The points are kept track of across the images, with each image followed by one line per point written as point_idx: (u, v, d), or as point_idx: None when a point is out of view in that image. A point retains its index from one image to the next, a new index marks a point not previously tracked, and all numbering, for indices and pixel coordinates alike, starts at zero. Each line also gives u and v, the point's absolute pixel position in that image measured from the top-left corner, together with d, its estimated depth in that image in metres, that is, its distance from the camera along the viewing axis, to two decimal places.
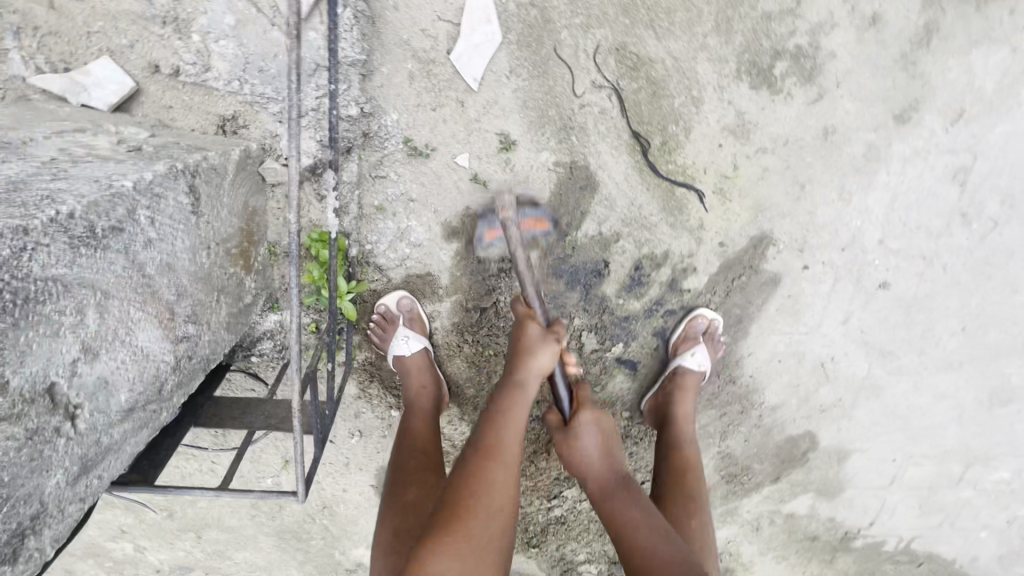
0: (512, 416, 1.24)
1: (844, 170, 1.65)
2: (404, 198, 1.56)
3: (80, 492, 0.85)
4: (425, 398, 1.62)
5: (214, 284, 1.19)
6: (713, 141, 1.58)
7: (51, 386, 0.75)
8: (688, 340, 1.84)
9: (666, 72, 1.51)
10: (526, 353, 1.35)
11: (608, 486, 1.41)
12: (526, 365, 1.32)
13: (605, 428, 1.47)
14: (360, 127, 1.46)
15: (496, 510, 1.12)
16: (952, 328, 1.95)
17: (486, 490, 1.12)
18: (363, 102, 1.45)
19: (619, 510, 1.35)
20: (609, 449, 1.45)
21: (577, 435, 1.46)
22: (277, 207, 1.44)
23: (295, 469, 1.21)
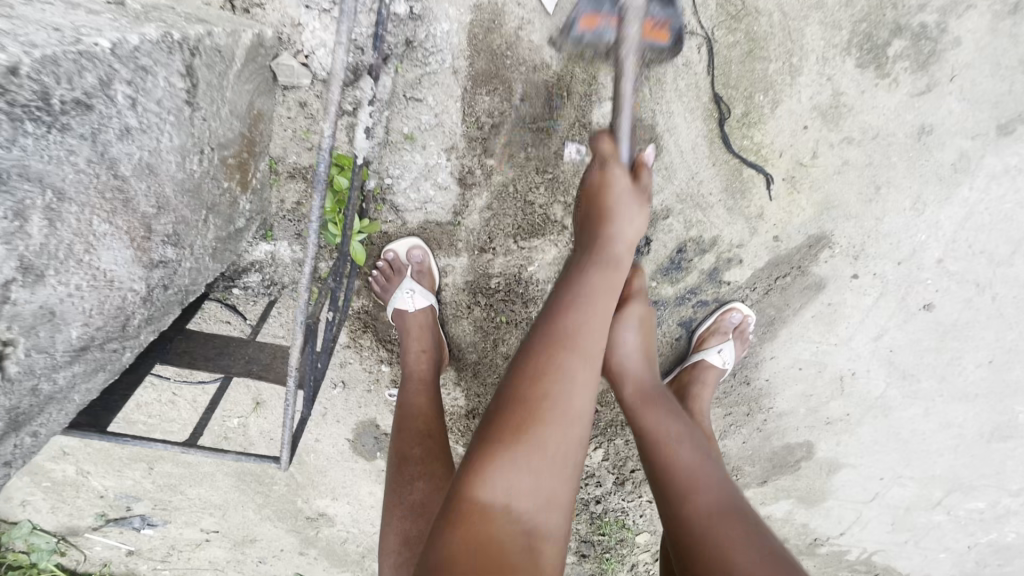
0: (578, 377, 0.93)
1: (927, 178, 1.49)
2: (437, 129, 1.32)
3: (4, 453, 0.74)
4: (424, 364, 1.46)
5: (204, 199, 0.96)
6: (799, 122, 1.38)
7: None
8: (718, 334, 1.67)
9: (769, 28, 1.28)
10: (611, 215, 1.08)
11: (644, 395, 1.31)
12: (608, 233, 1.08)
13: (647, 317, 1.37)
14: (403, 31, 1.22)
15: (546, 497, 0.85)
16: (979, 360, 1.87)
17: (524, 468, 0.84)
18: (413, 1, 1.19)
19: (669, 452, 1.17)
20: (647, 338, 1.36)
21: (619, 326, 1.34)
22: (287, 115, 1.19)
23: (282, 433, 1.03)
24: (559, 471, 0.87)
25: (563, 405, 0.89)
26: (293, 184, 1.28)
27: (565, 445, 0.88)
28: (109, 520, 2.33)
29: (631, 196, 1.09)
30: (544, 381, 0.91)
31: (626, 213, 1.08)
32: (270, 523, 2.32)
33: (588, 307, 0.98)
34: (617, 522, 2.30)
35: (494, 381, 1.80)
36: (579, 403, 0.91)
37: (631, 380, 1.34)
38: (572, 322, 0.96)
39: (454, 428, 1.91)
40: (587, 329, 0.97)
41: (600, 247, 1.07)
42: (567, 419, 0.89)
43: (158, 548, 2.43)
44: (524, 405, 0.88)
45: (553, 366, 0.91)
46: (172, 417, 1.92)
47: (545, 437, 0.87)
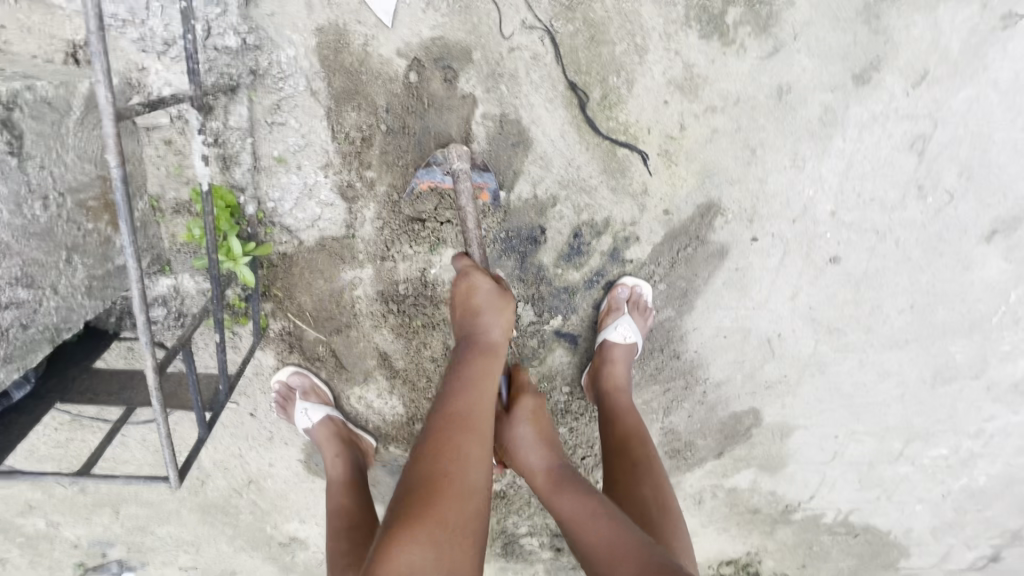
0: (468, 443, 1.08)
1: (798, 135, 1.53)
2: (308, 150, 1.38)
3: None
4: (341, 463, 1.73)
5: (59, 241, 1.02)
6: (658, 97, 1.43)
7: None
8: (613, 312, 1.70)
9: (606, 14, 1.34)
10: (476, 313, 1.24)
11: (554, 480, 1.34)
12: (481, 330, 1.24)
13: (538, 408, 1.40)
14: (245, 62, 1.27)
15: (451, 561, 0.94)
16: (900, 306, 1.89)
17: (427, 542, 0.93)
18: (243, 30, 1.25)
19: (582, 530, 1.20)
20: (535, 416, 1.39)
21: (512, 425, 1.37)
22: (157, 155, 1.28)
23: (163, 453, 1.07)
24: (458, 537, 0.97)
25: (456, 474, 1.03)
26: (177, 218, 1.34)
27: (460, 508, 1.00)
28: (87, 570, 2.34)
29: (492, 293, 1.23)
30: (445, 469, 1.04)
31: (491, 310, 1.24)
32: (246, 552, 2.33)
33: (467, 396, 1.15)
34: None
35: (426, 385, 1.84)
36: (471, 475, 1.05)
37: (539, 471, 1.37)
38: (461, 403, 1.14)
39: (398, 436, 1.95)
40: (471, 409, 1.14)
41: (478, 343, 1.24)
42: (465, 493, 1.02)
43: None
44: (424, 494, 1.00)
45: (447, 456, 1.06)
46: (125, 458, 1.98)
47: (442, 515, 0.98)
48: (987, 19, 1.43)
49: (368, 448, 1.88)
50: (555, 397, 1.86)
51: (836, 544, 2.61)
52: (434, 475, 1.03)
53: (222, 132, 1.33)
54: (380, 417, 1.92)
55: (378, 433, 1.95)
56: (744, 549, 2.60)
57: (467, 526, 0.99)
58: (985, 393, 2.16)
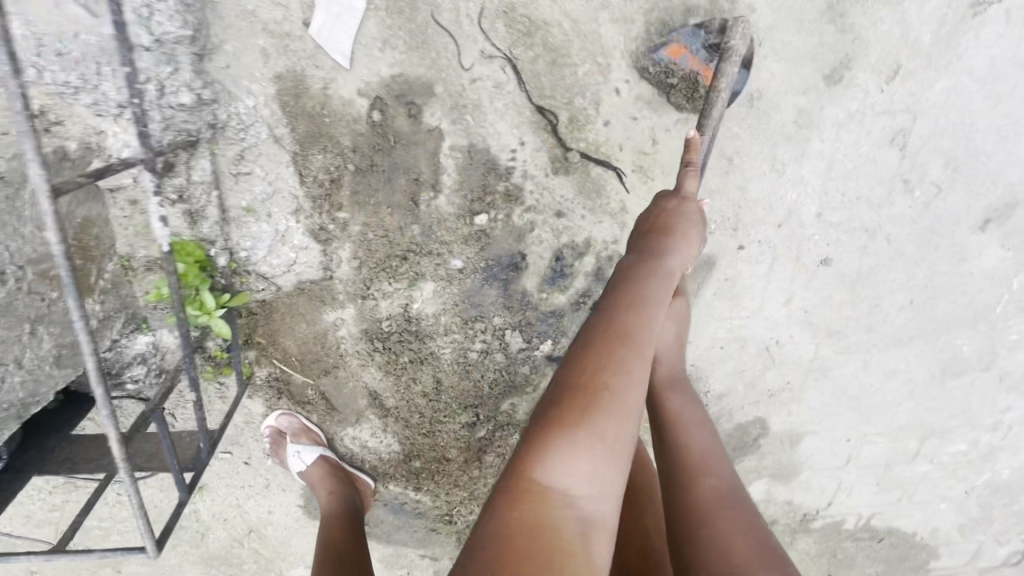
0: (633, 352, 0.90)
1: (774, 140, 1.50)
2: (276, 196, 1.37)
3: None
4: (336, 502, 1.70)
5: (20, 314, 1.03)
6: (627, 114, 1.41)
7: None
8: None
9: (565, 36, 1.32)
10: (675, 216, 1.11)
11: (668, 380, 1.24)
12: (670, 245, 1.07)
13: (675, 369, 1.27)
14: (203, 117, 1.24)
15: (599, 482, 0.81)
16: (899, 303, 1.84)
17: (579, 454, 0.80)
18: (198, 87, 1.22)
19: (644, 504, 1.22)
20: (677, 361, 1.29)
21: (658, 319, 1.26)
22: (123, 216, 1.25)
23: (136, 524, 1.03)
24: (614, 453, 0.83)
25: (624, 384, 0.87)
26: (149, 275, 1.33)
27: (623, 428, 0.84)
28: None
29: (694, 214, 1.13)
30: (605, 381, 0.86)
31: (689, 233, 1.11)
32: None
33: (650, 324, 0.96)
34: None
35: (419, 420, 1.81)
36: (636, 397, 0.87)
37: (660, 362, 1.27)
38: (623, 319, 0.94)
39: (395, 475, 1.91)
40: (641, 327, 0.94)
41: (652, 249, 1.07)
42: (627, 398, 0.86)
43: None
44: (589, 393, 0.85)
45: (629, 380, 0.88)
46: (122, 517, 1.94)
47: (608, 441, 0.82)
48: (955, 8, 1.40)
49: (366, 490, 1.84)
50: None
51: (861, 550, 2.51)
52: (592, 373, 0.87)
53: (188, 189, 1.30)
54: (376, 456, 1.89)
55: (376, 472, 1.91)
56: None
57: (624, 449, 0.84)
58: (998, 384, 2.09)
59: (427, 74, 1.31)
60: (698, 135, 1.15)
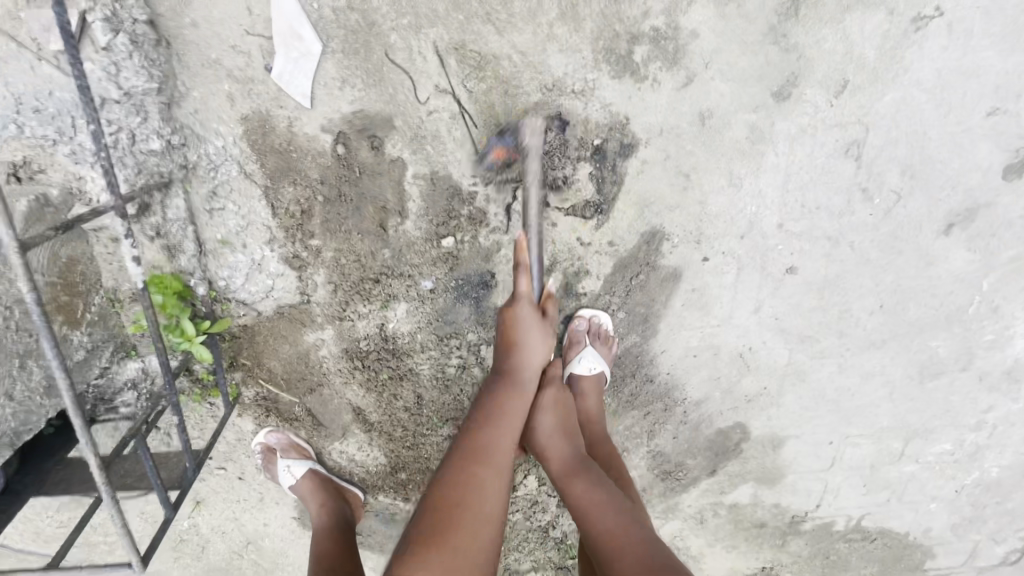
0: (479, 489, 1.18)
1: (728, 156, 1.55)
2: (250, 228, 1.45)
3: None
4: (328, 513, 1.77)
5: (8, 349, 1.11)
6: (581, 139, 1.47)
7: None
8: (575, 345, 1.76)
9: (516, 69, 1.38)
10: (520, 344, 1.46)
11: (568, 470, 1.37)
12: (517, 356, 1.45)
13: (561, 399, 1.49)
14: (173, 160, 1.32)
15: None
16: (869, 307, 1.86)
17: (437, 563, 1.03)
18: (168, 132, 1.30)
19: (590, 519, 1.24)
20: (563, 417, 1.48)
21: (539, 410, 1.46)
22: (106, 252, 1.34)
23: (121, 541, 1.12)
24: (469, 556, 1.06)
25: (474, 503, 1.15)
26: (134, 306, 1.42)
27: (468, 538, 1.09)
28: None
29: (533, 325, 1.47)
30: (454, 503, 1.13)
31: (534, 341, 1.47)
32: None
33: (520, 387, 1.43)
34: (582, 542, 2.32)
35: (402, 433, 1.88)
36: (490, 501, 1.17)
37: (556, 458, 1.41)
38: (480, 441, 1.28)
39: (383, 486, 1.98)
40: (495, 446, 1.28)
41: (511, 380, 1.43)
42: (478, 533, 1.11)
43: None
44: (444, 518, 1.11)
45: (506, 406, 1.37)
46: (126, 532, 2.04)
47: (492, 462, 1.24)
48: (898, 23, 1.43)
49: (356, 499, 1.92)
50: None
51: (853, 551, 2.53)
52: (449, 501, 1.14)
53: (166, 227, 1.39)
54: (364, 469, 1.96)
55: (365, 485, 1.99)
56: (759, 565, 2.53)
57: (481, 556, 1.08)
58: (978, 383, 2.10)
59: (386, 109, 1.39)
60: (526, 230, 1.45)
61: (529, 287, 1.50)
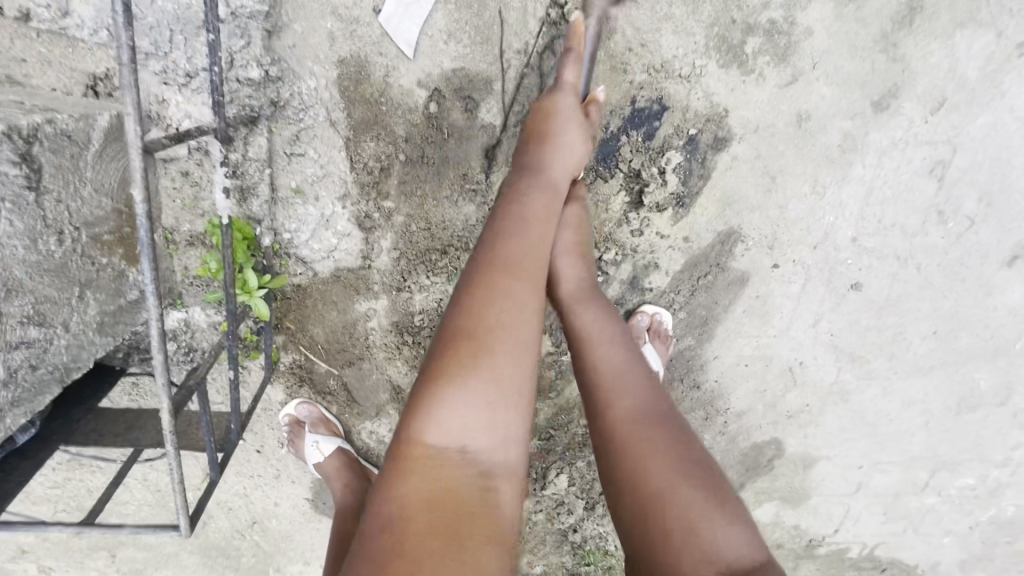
0: (507, 330, 0.87)
1: (818, 162, 1.52)
2: (326, 179, 1.37)
3: None
4: (350, 497, 1.65)
5: (74, 276, 0.99)
6: (679, 126, 1.43)
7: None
8: (633, 340, 1.69)
9: (628, 45, 1.33)
10: (540, 164, 1.14)
11: (581, 292, 1.18)
12: (546, 162, 1.15)
13: (583, 214, 1.30)
14: (266, 94, 1.25)
15: (488, 417, 0.82)
16: (923, 332, 1.86)
17: (468, 390, 0.82)
18: (267, 63, 1.22)
19: (590, 350, 1.05)
20: (580, 231, 1.27)
21: (556, 253, 1.22)
22: (173, 186, 1.25)
23: (174, 500, 1.01)
24: (501, 398, 0.84)
25: (507, 325, 0.88)
26: (189, 250, 1.32)
27: (514, 365, 0.85)
28: None
29: (572, 116, 1.19)
30: (476, 328, 0.86)
31: (566, 133, 1.18)
32: None
33: (520, 228, 1.00)
34: (600, 550, 2.24)
35: None
36: (524, 341, 0.87)
37: (565, 278, 1.21)
38: (516, 252, 0.96)
39: None
40: (523, 262, 0.96)
41: (533, 172, 1.13)
42: (493, 354, 0.85)
43: None
44: (461, 338, 0.86)
45: (508, 287, 0.92)
46: (125, 499, 1.89)
47: (486, 363, 0.84)
48: (1003, 47, 1.43)
49: None
50: None
51: None
52: (469, 323, 0.87)
53: (243, 165, 1.32)
54: None
55: None
56: None
57: (519, 384, 0.85)
58: (1011, 420, 2.11)
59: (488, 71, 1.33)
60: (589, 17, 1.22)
61: (576, 83, 1.23)
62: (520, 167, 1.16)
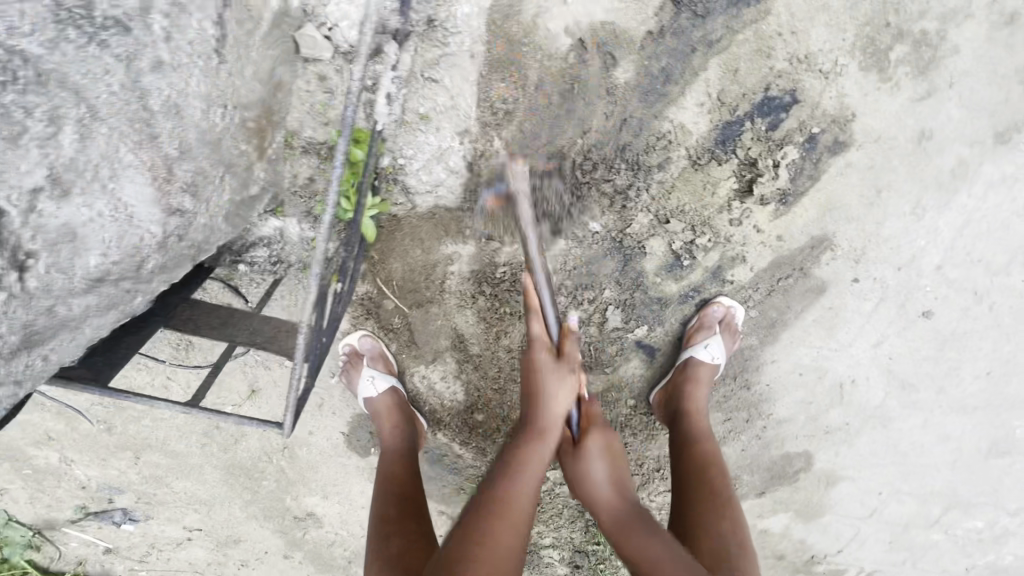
0: (506, 517, 1.05)
1: (927, 183, 1.52)
2: (452, 111, 1.36)
3: (19, 360, 0.95)
4: (398, 436, 1.64)
5: (222, 155, 1.08)
6: (805, 122, 1.42)
7: (25, 217, 0.84)
8: (703, 330, 1.72)
9: (779, 30, 1.32)
10: (539, 394, 1.25)
11: (621, 525, 1.21)
12: (538, 412, 1.23)
13: (612, 445, 1.35)
14: (427, 8, 1.24)
15: None
16: (977, 371, 1.89)
17: None
18: None
19: (625, 547, 1.16)
20: (617, 466, 1.33)
21: (559, 386, 1.25)
22: (306, 88, 1.24)
23: (285, 400, 1.06)
24: None
25: (497, 549, 0.98)
26: (307, 157, 1.32)
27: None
28: (89, 513, 2.24)
29: (555, 367, 1.27)
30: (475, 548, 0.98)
31: (551, 388, 1.25)
32: (257, 521, 2.25)
33: (518, 477, 1.13)
34: None
35: (496, 374, 1.78)
36: (517, 509, 1.07)
37: (600, 504, 1.28)
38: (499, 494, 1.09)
39: (450, 424, 1.87)
40: (515, 501, 1.09)
41: (529, 425, 1.23)
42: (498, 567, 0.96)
43: (137, 546, 2.35)
44: (466, 554, 0.96)
45: (529, 455, 1.17)
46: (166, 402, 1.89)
47: None
48: None
49: (421, 431, 1.78)
50: (617, 409, 1.88)
51: None
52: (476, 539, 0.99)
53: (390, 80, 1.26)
54: (439, 401, 1.84)
55: (432, 421, 1.87)
56: None
57: None
58: None
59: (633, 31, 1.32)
60: (533, 273, 1.35)
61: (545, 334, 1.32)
62: (518, 423, 1.26)
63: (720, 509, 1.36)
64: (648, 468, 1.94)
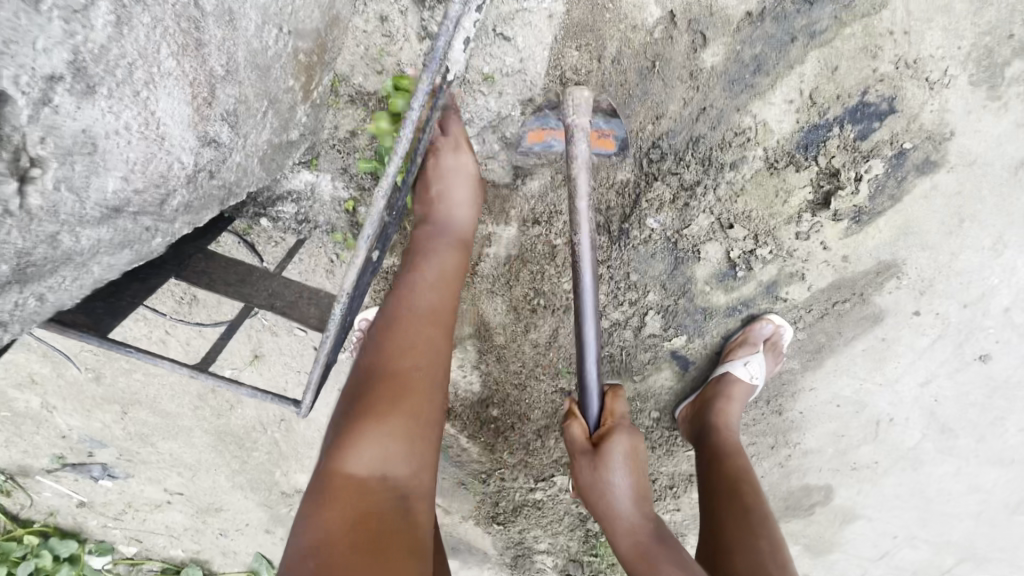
0: (412, 345, 1.03)
1: (1014, 218, 1.41)
2: (519, 75, 1.26)
3: (10, 301, 0.78)
4: None
5: (268, 86, 1.00)
6: (897, 133, 1.29)
7: (36, 109, 0.66)
8: (746, 345, 1.59)
9: (889, 29, 1.20)
10: (442, 183, 1.22)
11: (641, 546, 1.16)
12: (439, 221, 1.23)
13: (636, 449, 1.15)
14: None
15: (404, 455, 0.93)
16: (1023, 424, 1.77)
17: (392, 438, 0.93)
18: None
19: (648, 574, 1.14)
20: (639, 475, 1.16)
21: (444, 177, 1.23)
22: (363, 29, 1.17)
23: (308, 377, 1.00)
24: (404, 424, 0.95)
25: (415, 381, 0.99)
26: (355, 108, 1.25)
27: (420, 409, 0.97)
28: (66, 465, 2.11)
29: (457, 172, 1.23)
30: (395, 376, 0.99)
31: (456, 194, 1.24)
32: (241, 492, 2.13)
33: (420, 298, 1.11)
34: None
35: (517, 369, 1.67)
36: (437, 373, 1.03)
37: (618, 516, 1.18)
38: (409, 340, 1.04)
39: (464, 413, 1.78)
40: (422, 340, 1.05)
41: (430, 235, 1.22)
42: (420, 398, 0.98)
43: (113, 504, 2.23)
44: (380, 395, 0.97)
45: (410, 292, 1.12)
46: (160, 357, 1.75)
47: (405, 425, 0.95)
48: None
49: None
50: (639, 419, 1.77)
51: None
52: (387, 371, 1.00)
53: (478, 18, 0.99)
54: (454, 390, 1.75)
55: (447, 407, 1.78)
56: None
57: (431, 435, 0.98)
58: None
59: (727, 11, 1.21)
60: (576, 232, 1.10)
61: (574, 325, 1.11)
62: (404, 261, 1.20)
63: (752, 528, 1.27)
64: (660, 483, 1.84)
